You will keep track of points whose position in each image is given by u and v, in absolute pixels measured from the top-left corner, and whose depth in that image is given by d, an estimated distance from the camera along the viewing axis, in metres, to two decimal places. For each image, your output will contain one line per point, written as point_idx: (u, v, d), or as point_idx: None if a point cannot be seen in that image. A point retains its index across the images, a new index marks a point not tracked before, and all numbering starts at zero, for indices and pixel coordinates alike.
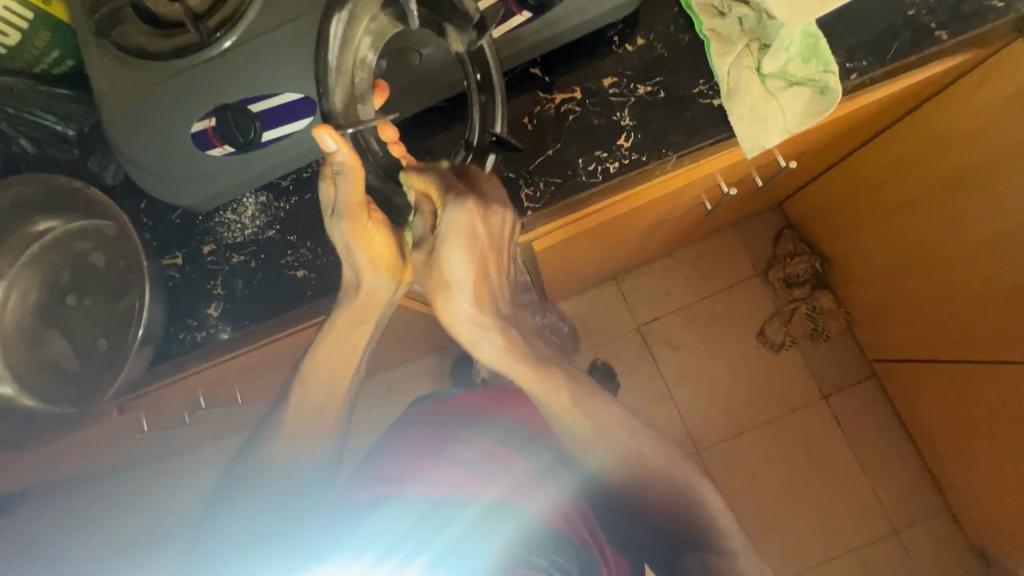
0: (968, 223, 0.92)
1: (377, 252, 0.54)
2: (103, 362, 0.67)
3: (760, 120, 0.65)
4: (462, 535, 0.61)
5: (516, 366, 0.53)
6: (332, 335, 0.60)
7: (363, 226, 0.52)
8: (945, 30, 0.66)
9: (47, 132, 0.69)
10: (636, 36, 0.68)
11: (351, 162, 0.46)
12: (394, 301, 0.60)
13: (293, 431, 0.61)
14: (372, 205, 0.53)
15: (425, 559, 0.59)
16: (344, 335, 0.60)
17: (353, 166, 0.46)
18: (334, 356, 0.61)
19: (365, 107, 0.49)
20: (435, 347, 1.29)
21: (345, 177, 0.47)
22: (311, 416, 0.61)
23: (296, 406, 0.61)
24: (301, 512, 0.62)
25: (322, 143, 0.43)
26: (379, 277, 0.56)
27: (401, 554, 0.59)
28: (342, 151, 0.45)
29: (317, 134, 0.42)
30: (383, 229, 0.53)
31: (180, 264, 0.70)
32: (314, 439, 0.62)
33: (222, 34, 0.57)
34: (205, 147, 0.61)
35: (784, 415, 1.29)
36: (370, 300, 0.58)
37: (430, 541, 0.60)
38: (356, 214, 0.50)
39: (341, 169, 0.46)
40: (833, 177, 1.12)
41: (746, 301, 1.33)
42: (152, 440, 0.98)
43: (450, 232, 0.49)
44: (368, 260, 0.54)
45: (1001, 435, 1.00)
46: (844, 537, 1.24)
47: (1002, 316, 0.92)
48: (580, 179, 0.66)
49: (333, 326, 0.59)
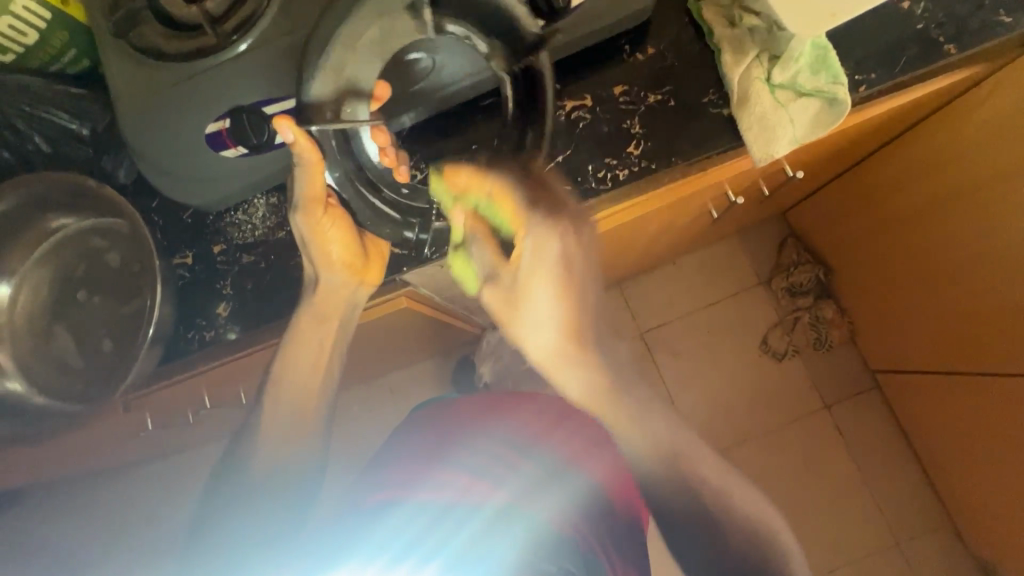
0: (972, 237, 0.92)
1: (335, 244, 0.59)
2: (112, 359, 0.67)
3: (771, 129, 0.64)
4: (473, 539, 0.61)
5: (592, 377, 0.50)
6: (302, 334, 0.60)
7: (318, 219, 0.57)
8: (953, 44, 0.67)
9: (61, 130, 0.70)
10: (646, 45, 0.69)
11: (311, 156, 0.52)
12: (356, 301, 0.63)
13: (274, 437, 0.59)
14: (332, 200, 0.58)
15: (439, 563, 0.59)
16: (313, 331, 0.61)
17: (312, 160, 0.52)
18: (307, 352, 0.61)
19: (354, 110, 0.52)
20: (438, 351, 1.29)
21: (304, 170, 0.53)
22: None
23: (270, 411, 0.60)
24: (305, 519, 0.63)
25: (281, 133, 0.50)
26: (337, 275, 0.60)
27: (417, 557, 0.59)
28: (301, 142, 0.51)
29: (276, 123, 0.49)
30: (338, 223, 0.58)
31: (190, 264, 0.70)
32: (296, 442, 0.60)
33: (238, 37, 0.57)
34: (219, 147, 0.61)
35: (787, 424, 1.29)
36: (332, 295, 0.61)
37: (440, 546, 0.60)
38: (311, 206, 0.56)
39: (300, 158, 0.52)
40: (838, 187, 1.12)
41: (750, 309, 1.33)
42: (155, 438, 0.98)
43: (533, 261, 0.47)
44: (324, 252, 0.59)
45: (1004, 449, 1.00)
46: (846, 548, 1.23)
47: (1004, 329, 0.92)
48: (589, 186, 0.67)
49: (301, 327, 0.61)
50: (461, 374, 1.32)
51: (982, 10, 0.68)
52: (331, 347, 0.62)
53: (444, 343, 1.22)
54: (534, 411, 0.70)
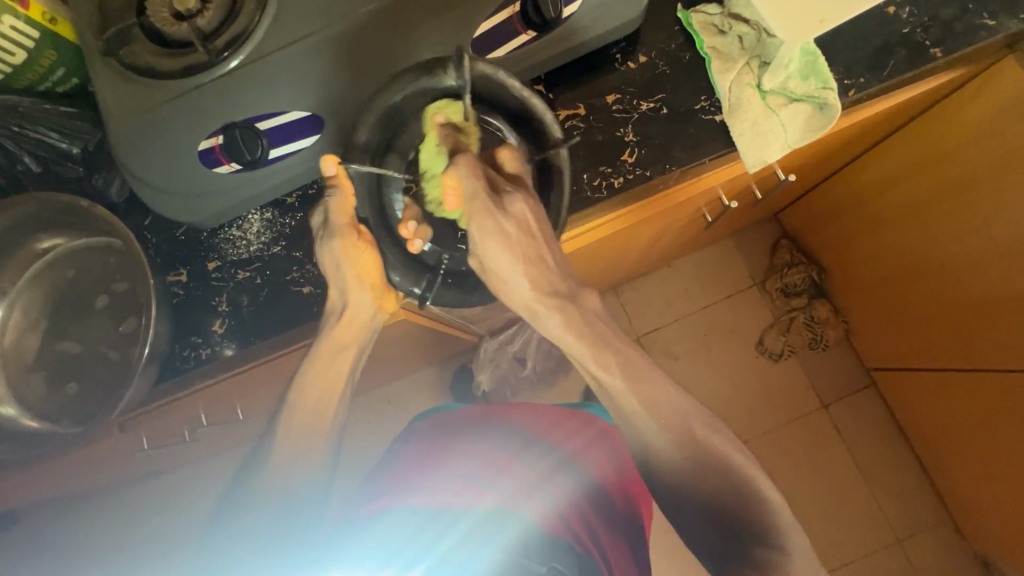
0: (963, 236, 0.93)
1: (364, 268, 0.58)
2: (107, 379, 0.66)
3: (761, 136, 0.66)
4: (459, 543, 0.61)
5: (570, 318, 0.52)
6: (318, 363, 0.60)
7: (352, 243, 0.56)
8: (939, 47, 0.68)
9: (51, 149, 0.70)
10: (637, 54, 0.69)
11: (346, 188, 0.54)
12: (376, 328, 0.63)
13: (287, 451, 0.58)
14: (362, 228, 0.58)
15: (421, 569, 0.59)
16: (331, 361, 0.60)
17: (345, 194, 0.54)
18: (322, 378, 0.60)
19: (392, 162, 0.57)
20: (436, 360, 1.29)
21: (336, 198, 0.54)
22: (304, 436, 0.59)
23: (284, 430, 0.59)
24: (299, 528, 0.57)
25: (326, 167, 0.52)
26: (364, 297, 0.60)
27: (402, 562, 0.58)
28: (341, 178, 0.54)
29: (324, 160, 0.52)
30: (369, 253, 0.57)
31: (184, 281, 0.70)
32: (305, 460, 0.58)
33: (229, 54, 0.57)
34: (212, 164, 0.61)
35: (785, 424, 1.30)
36: (355, 319, 0.61)
37: (426, 551, 0.60)
38: (345, 230, 0.56)
39: (333, 192, 0.54)
40: (831, 189, 1.13)
41: (745, 312, 1.34)
42: (154, 455, 0.96)
43: (484, 238, 0.50)
44: (355, 276, 0.58)
45: (999, 442, 1.00)
46: (847, 547, 1.24)
47: (1000, 323, 0.93)
48: (585, 194, 0.67)
49: (317, 359, 0.60)
50: (460, 382, 1.32)
51: (967, 13, 0.69)
52: (341, 373, 0.61)
53: (441, 352, 1.22)
54: (531, 413, 0.71)
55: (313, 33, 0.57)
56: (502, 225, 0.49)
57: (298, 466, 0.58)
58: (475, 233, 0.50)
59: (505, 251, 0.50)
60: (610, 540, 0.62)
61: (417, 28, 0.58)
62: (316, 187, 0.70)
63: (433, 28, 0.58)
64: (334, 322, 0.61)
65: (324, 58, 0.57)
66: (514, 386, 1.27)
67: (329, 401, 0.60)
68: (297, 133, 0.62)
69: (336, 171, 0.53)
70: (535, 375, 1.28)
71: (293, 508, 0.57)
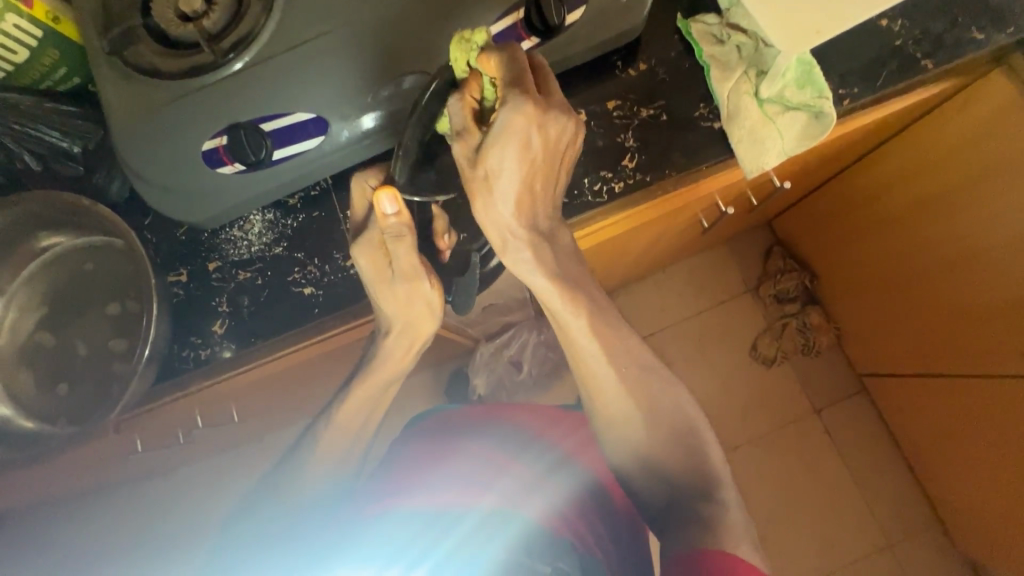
0: (955, 243, 0.95)
1: (433, 304, 0.55)
2: (104, 379, 0.66)
3: (759, 143, 0.67)
4: (462, 541, 0.62)
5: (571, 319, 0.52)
6: (372, 377, 0.59)
7: (421, 286, 0.54)
8: (930, 60, 0.70)
9: (51, 148, 0.69)
10: (638, 62, 0.71)
11: (410, 230, 0.50)
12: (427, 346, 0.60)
13: (328, 449, 0.60)
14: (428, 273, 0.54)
15: (429, 565, 0.61)
16: (385, 382, 0.60)
17: (411, 234, 0.50)
18: (365, 392, 0.60)
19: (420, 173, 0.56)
20: (433, 364, 1.29)
21: (401, 244, 0.50)
22: (348, 436, 0.61)
23: (332, 430, 0.60)
24: (314, 520, 0.61)
25: (383, 203, 0.47)
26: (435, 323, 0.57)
27: (406, 561, 0.60)
28: (401, 216, 0.49)
29: (382, 195, 0.47)
30: (436, 290, 0.55)
31: (184, 281, 0.70)
32: (337, 459, 0.61)
33: (234, 55, 0.57)
34: (216, 164, 0.61)
35: (777, 428, 1.31)
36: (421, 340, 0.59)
37: (430, 549, 0.61)
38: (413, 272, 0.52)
39: (398, 234, 0.49)
40: (824, 196, 1.14)
41: (738, 317, 1.36)
42: (147, 459, 0.94)
43: (504, 133, 0.43)
44: (423, 310, 0.56)
45: (990, 445, 1.02)
46: (839, 550, 1.25)
47: (992, 329, 0.94)
48: (586, 199, 0.68)
49: (371, 375, 0.59)
50: (456, 385, 1.32)
51: (955, 27, 0.71)
52: (391, 391, 0.62)
53: (438, 355, 1.22)
54: (531, 413, 0.72)
55: (318, 37, 0.57)
56: (541, 128, 0.44)
57: (334, 461, 0.61)
58: (506, 115, 0.42)
59: (517, 160, 0.44)
60: (608, 537, 0.63)
61: (424, 34, 0.59)
62: (319, 189, 0.70)
63: (439, 35, 0.59)
64: (399, 352, 0.58)
65: (330, 61, 0.58)
66: (510, 390, 1.27)
67: (379, 408, 0.61)
68: (302, 135, 0.62)
69: (398, 207, 0.48)
70: (531, 378, 1.28)
71: (312, 508, 0.61)
